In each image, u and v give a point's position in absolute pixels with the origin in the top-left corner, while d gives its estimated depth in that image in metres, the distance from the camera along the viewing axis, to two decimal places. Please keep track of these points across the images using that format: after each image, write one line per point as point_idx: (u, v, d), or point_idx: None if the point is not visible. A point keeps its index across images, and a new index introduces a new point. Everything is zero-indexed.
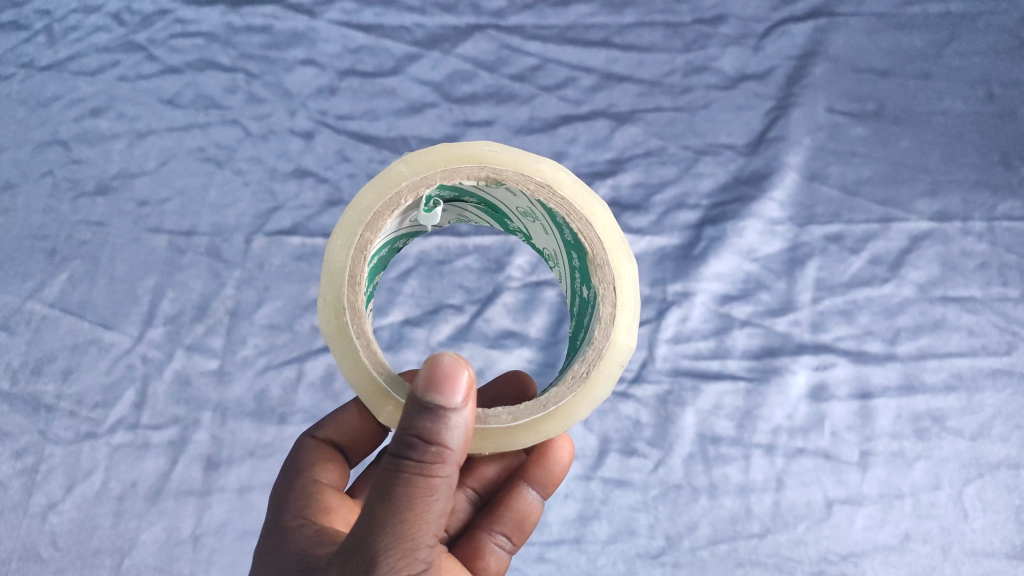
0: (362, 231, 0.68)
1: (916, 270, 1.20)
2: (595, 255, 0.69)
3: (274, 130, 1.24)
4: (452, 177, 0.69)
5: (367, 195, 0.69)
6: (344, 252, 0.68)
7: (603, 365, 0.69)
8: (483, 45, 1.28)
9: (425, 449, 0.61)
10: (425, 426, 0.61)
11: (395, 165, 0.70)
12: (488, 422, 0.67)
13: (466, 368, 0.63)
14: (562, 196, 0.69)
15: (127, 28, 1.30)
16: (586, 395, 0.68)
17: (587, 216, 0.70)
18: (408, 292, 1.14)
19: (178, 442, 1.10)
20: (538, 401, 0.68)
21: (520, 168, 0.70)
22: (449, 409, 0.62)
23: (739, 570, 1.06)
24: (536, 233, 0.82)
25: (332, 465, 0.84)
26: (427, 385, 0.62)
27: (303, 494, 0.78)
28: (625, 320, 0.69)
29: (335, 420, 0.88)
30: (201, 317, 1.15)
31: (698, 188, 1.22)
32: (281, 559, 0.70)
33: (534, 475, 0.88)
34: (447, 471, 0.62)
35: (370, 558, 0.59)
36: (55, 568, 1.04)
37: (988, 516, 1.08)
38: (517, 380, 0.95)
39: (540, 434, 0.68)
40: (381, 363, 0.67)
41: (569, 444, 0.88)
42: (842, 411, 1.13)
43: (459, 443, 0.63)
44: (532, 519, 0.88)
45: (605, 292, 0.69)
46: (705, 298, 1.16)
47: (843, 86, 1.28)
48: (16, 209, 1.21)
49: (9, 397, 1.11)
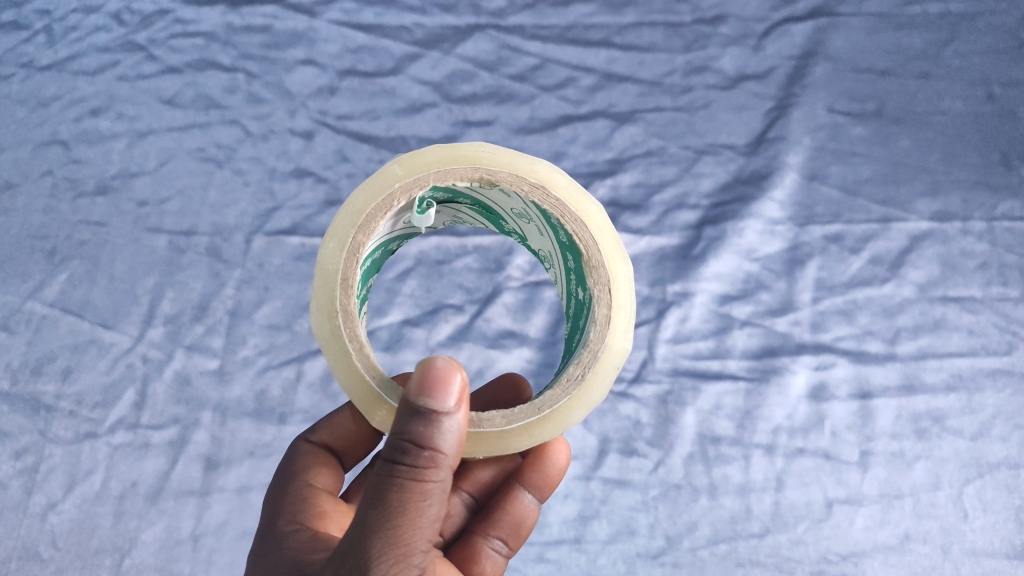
0: (355, 233, 0.68)
1: (916, 270, 1.20)
2: (590, 256, 0.69)
3: (274, 130, 1.24)
4: (445, 178, 0.69)
5: (359, 197, 0.69)
6: (337, 254, 0.68)
7: (598, 368, 0.69)
8: (483, 45, 1.28)
9: (418, 454, 0.61)
10: (418, 431, 0.61)
11: (389, 166, 0.70)
12: (481, 426, 0.67)
13: (460, 371, 0.63)
14: (557, 197, 0.69)
15: (127, 28, 1.30)
16: (581, 398, 0.68)
17: (582, 217, 0.70)
18: (408, 292, 1.14)
19: (178, 442, 1.10)
20: (532, 404, 0.68)
21: (514, 170, 0.70)
22: (443, 414, 0.61)
23: (739, 569, 1.06)
24: (531, 234, 0.82)
25: (327, 469, 0.84)
26: (419, 389, 0.61)
27: (297, 498, 0.79)
28: (620, 321, 0.69)
29: (329, 423, 0.87)
30: (201, 317, 1.15)
31: (698, 187, 1.22)
32: (275, 563, 0.71)
33: (529, 478, 0.88)
34: (441, 475, 0.62)
35: (364, 563, 0.59)
36: (55, 568, 1.04)
37: (988, 517, 1.08)
38: (511, 384, 0.95)
39: (534, 438, 0.68)
40: (374, 367, 0.67)
41: (565, 447, 0.89)
42: (842, 412, 1.12)
43: (453, 447, 0.63)
44: (528, 523, 0.88)
45: (600, 294, 0.69)
46: (705, 298, 1.16)
47: (843, 86, 1.28)
48: (16, 209, 1.21)
49: (9, 397, 1.11)
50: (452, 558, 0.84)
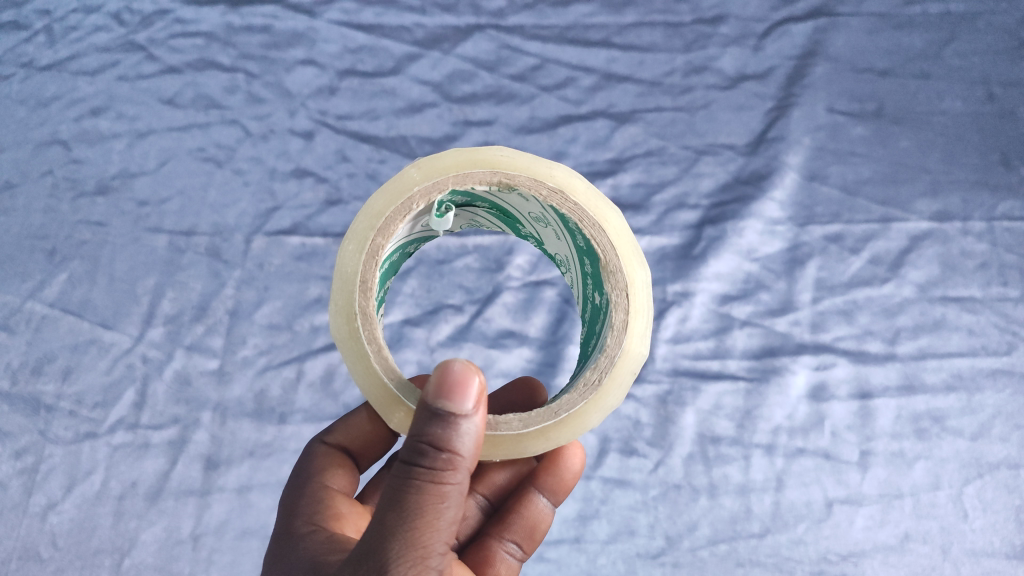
0: (373, 236, 0.68)
1: (916, 270, 1.20)
2: (608, 261, 0.69)
3: (274, 129, 1.24)
4: (464, 181, 0.69)
5: (378, 200, 0.69)
6: (355, 257, 0.68)
7: (615, 373, 0.68)
8: (484, 45, 1.28)
9: (436, 456, 0.61)
10: (436, 433, 0.61)
11: (407, 170, 0.70)
12: (498, 429, 0.67)
13: (478, 374, 0.63)
14: (575, 202, 0.69)
15: (127, 28, 1.30)
16: (597, 403, 0.68)
17: (600, 222, 0.70)
18: (408, 292, 1.14)
19: (177, 442, 1.10)
20: (549, 408, 0.68)
21: (533, 174, 0.70)
22: (460, 416, 0.62)
23: (739, 569, 1.06)
24: (548, 238, 0.82)
25: (342, 471, 0.84)
26: (437, 392, 0.62)
27: (313, 500, 0.79)
28: (637, 327, 0.69)
29: (345, 424, 0.87)
30: (201, 317, 1.15)
31: (698, 187, 1.22)
32: (292, 565, 0.71)
33: (544, 481, 0.87)
34: (458, 478, 0.62)
35: (380, 566, 0.59)
36: (55, 568, 1.04)
37: (988, 516, 1.08)
38: (525, 387, 0.95)
39: (551, 442, 0.68)
40: (391, 369, 0.67)
41: (580, 451, 0.88)
42: (842, 411, 1.12)
43: (470, 449, 0.63)
44: (543, 527, 0.88)
45: (617, 299, 0.69)
46: (705, 298, 1.16)
47: (844, 86, 1.28)
48: (16, 209, 1.21)
49: (9, 397, 1.12)
50: (465, 561, 0.84)
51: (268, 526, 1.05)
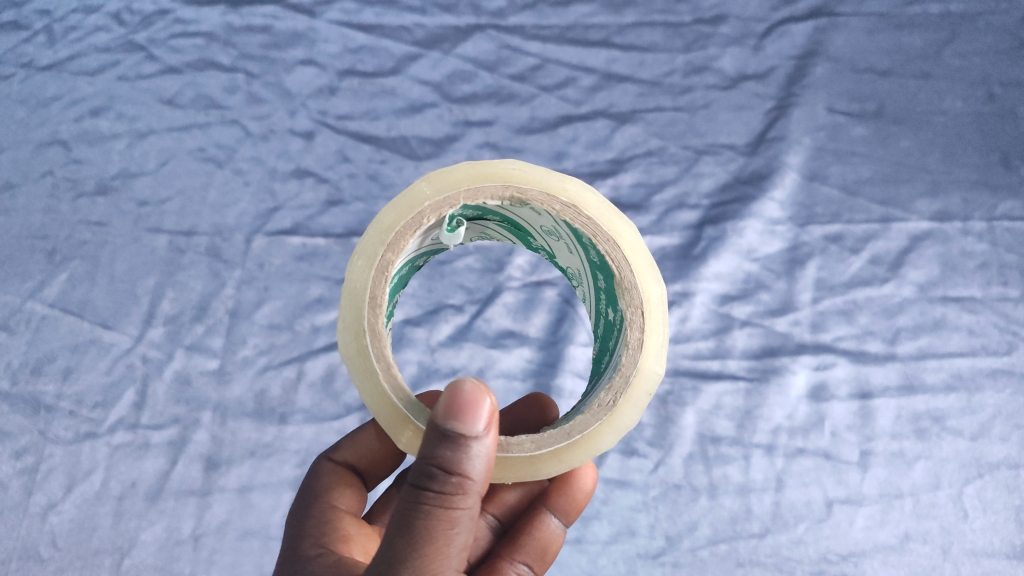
0: (383, 251, 0.68)
1: (916, 270, 1.20)
2: (623, 278, 0.69)
3: (275, 129, 1.24)
4: (475, 196, 0.69)
5: (388, 215, 0.70)
6: (364, 272, 0.68)
7: (630, 393, 0.68)
8: (484, 45, 1.28)
9: (446, 480, 0.61)
10: (446, 455, 0.61)
11: (418, 184, 0.70)
12: (510, 451, 0.67)
13: (488, 395, 0.63)
14: (588, 216, 0.69)
15: (127, 28, 1.30)
16: (612, 423, 0.68)
17: (614, 237, 0.69)
18: (408, 292, 1.14)
19: (178, 442, 1.10)
20: (562, 430, 0.67)
21: (546, 188, 0.70)
22: (471, 438, 0.61)
23: (739, 569, 1.06)
24: (560, 251, 0.82)
25: (350, 490, 0.83)
26: (448, 412, 0.61)
27: (320, 521, 0.79)
28: (652, 346, 0.69)
29: (352, 442, 0.87)
30: (201, 317, 1.15)
31: (698, 187, 1.22)
32: None
33: (556, 502, 0.88)
34: (468, 502, 0.62)
35: None
36: (54, 568, 1.04)
37: (988, 516, 1.08)
38: (536, 404, 0.95)
39: (564, 463, 0.68)
40: (400, 388, 0.67)
41: (592, 471, 0.88)
42: (842, 412, 1.13)
43: (481, 472, 0.63)
44: (554, 548, 0.88)
45: (633, 317, 0.69)
46: (705, 298, 1.16)
47: (844, 86, 1.28)
48: (16, 209, 1.21)
49: (9, 397, 1.12)
50: None
51: (269, 526, 1.05)
